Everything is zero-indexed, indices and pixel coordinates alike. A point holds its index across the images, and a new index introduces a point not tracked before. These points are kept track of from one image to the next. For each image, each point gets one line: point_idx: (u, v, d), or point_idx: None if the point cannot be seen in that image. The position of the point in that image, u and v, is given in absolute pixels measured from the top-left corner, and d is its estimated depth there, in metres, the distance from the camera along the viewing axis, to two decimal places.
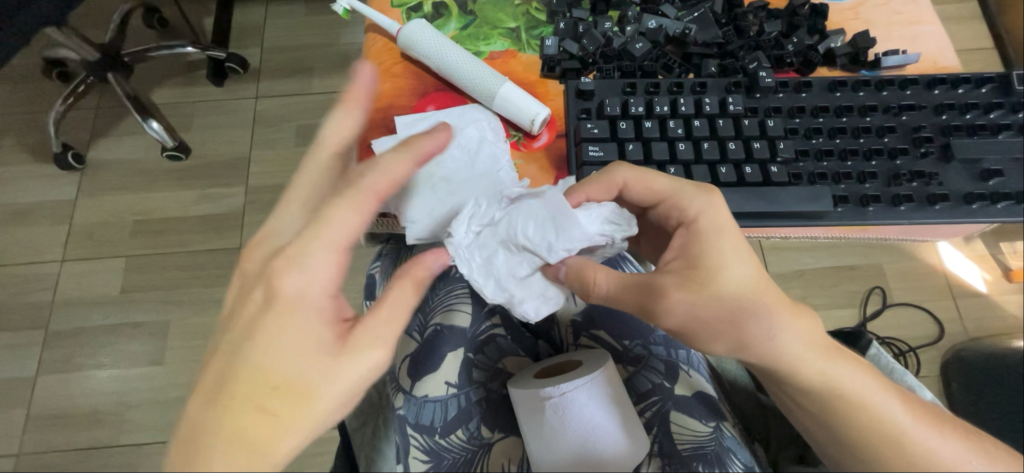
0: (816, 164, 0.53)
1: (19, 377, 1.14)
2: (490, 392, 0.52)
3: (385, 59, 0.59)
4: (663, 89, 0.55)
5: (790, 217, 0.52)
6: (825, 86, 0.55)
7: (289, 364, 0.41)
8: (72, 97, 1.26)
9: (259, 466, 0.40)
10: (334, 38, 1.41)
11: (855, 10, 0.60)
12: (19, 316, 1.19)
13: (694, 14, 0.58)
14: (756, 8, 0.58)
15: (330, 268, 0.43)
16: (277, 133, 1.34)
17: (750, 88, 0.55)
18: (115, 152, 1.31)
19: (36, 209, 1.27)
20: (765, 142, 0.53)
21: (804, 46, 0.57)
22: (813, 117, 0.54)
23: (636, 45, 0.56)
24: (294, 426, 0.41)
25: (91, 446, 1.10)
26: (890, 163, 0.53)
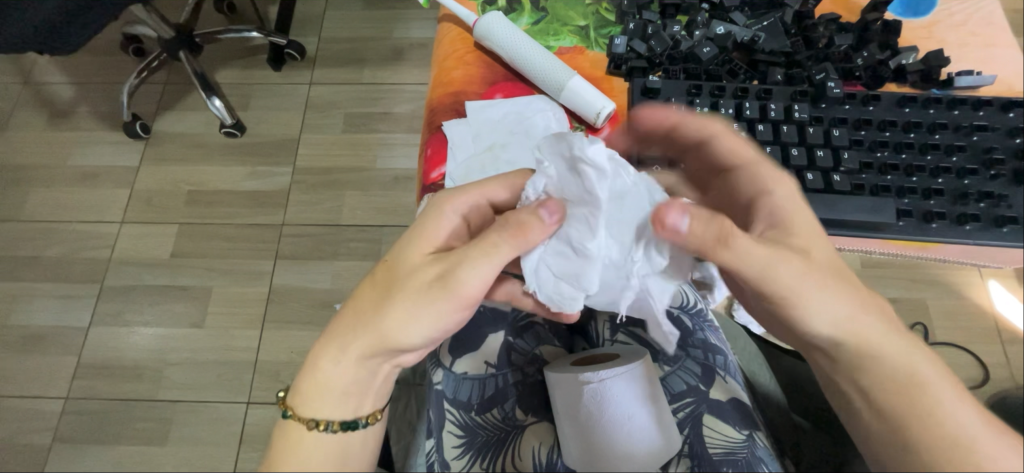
0: (879, 177, 0.52)
1: (73, 326, 1.23)
2: (527, 376, 0.54)
3: (459, 47, 0.62)
4: (728, 93, 0.55)
5: (848, 229, 0.52)
6: (894, 100, 0.55)
7: (404, 264, 0.47)
8: (145, 72, 1.35)
9: (359, 338, 0.46)
10: (387, 33, 1.47)
11: (929, 29, 0.59)
12: (79, 269, 1.27)
13: (763, 23, 0.59)
14: (827, 20, 0.58)
15: (471, 199, 0.50)
16: (326, 119, 1.40)
17: (816, 98, 0.55)
18: (178, 125, 1.40)
19: (102, 172, 1.36)
20: (828, 151, 0.53)
21: (874, 61, 0.56)
22: (880, 131, 0.54)
23: (704, 49, 0.56)
24: (384, 311, 0.46)
25: (131, 397, 1.16)
26: (957, 181, 0.52)
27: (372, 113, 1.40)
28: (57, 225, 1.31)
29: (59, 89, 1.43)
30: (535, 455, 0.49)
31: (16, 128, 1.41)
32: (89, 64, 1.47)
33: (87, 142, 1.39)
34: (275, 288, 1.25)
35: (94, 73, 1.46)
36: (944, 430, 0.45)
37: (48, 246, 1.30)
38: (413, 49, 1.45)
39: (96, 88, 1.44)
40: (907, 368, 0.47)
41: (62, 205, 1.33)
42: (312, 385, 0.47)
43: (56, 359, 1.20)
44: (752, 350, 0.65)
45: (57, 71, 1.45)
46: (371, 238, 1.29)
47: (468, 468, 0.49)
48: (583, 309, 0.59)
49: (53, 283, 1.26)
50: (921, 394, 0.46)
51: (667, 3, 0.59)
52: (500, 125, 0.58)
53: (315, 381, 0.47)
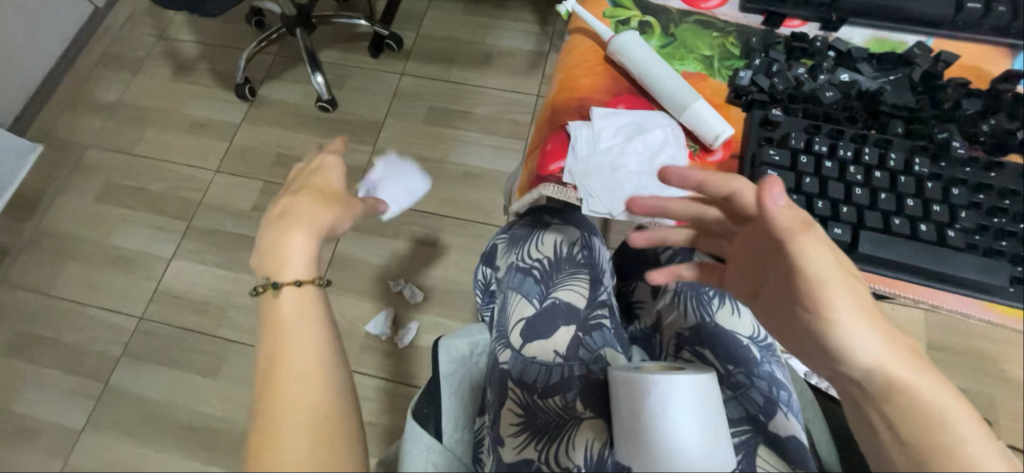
0: (994, 241, 0.52)
1: (158, 255, 1.36)
2: (590, 373, 0.57)
3: (588, 59, 0.64)
4: (847, 136, 0.56)
5: (955, 284, 0.51)
6: (1020, 171, 0.54)
7: (334, 181, 0.57)
8: (264, 42, 1.49)
9: (307, 216, 0.52)
10: (480, 38, 1.56)
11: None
12: (173, 206, 1.41)
13: (888, 77, 0.58)
14: (956, 83, 0.57)
15: (351, 141, 0.62)
16: (411, 109, 1.49)
17: (937, 155, 0.55)
18: (280, 93, 1.53)
19: (209, 124, 1.51)
20: (945, 207, 0.53)
21: (1001, 129, 0.56)
22: (999, 198, 0.53)
23: (827, 94, 0.57)
24: (326, 206, 0.54)
25: (194, 328, 1.27)
26: None
27: (453, 109, 1.48)
28: (163, 163, 1.47)
29: (187, 47, 1.62)
30: (587, 447, 0.51)
31: (145, 74, 1.59)
32: (216, 29, 1.64)
33: (200, 95, 1.55)
34: (337, 255, 1.33)
35: (218, 37, 1.63)
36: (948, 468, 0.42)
37: (151, 181, 1.45)
38: (501, 57, 1.53)
39: (217, 50, 1.61)
40: (943, 411, 0.44)
41: (169, 147, 1.49)
42: (288, 259, 0.50)
43: (138, 281, 1.33)
44: (807, 398, 0.65)
45: (188, 30, 1.64)
46: (432, 226, 1.35)
47: (523, 443, 0.52)
48: (649, 323, 0.65)
49: (150, 214, 1.41)
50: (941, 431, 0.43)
51: (795, 45, 0.60)
52: (618, 131, 0.59)
53: (295, 253, 0.51)
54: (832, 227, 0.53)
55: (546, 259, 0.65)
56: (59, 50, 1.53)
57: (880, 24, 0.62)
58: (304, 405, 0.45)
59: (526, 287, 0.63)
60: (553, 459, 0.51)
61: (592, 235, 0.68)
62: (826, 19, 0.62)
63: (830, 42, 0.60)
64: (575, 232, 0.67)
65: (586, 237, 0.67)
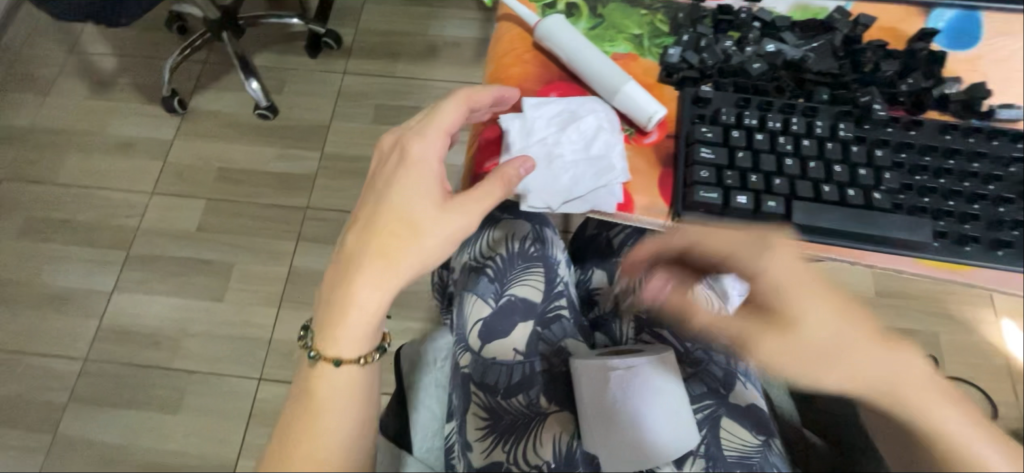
0: (917, 199, 0.54)
1: (98, 290, 1.26)
2: (552, 366, 0.58)
3: (518, 45, 0.62)
4: (775, 107, 0.56)
5: (885, 245, 0.53)
6: (938, 127, 0.55)
7: (414, 210, 0.50)
8: (188, 49, 1.39)
9: (374, 276, 0.47)
10: (423, 29, 1.50)
11: (973, 63, 0.59)
12: (108, 235, 1.31)
13: (812, 44, 0.59)
14: (875, 46, 0.58)
15: (439, 143, 0.53)
16: (358, 109, 1.43)
17: (860, 119, 0.56)
18: (213, 103, 1.44)
19: (138, 143, 1.40)
20: (870, 170, 0.54)
21: (918, 88, 0.57)
22: (921, 155, 0.55)
23: (754, 66, 0.57)
24: (408, 250, 0.48)
25: (147, 363, 1.19)
26: (992, 208, 0.53)
27: (402, 106, 1.43)
28: (91, 191, 1.35)
29: (104, 61, 1.49)
30: (555, 442, 0.53)
31: (59, 94, 1.46)
32: (134, 39, 1.52)
33: (125, 113, 1.44)
34: (295, 269, 1.27)
35: (138, 48, 1.51)
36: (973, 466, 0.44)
37: (80, 211, 1.33)
38: (447, 47, 1.49)
39: (139, 62, 1.49)
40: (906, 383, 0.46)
41: (96, 172, 1.37)
42: (347, 330, 0.47)
43: (78, 320, 1.23)
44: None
45: (102, 43, 1.50)
46: None
47: (490, 448, 0.52)
48: (610, 308, 0.64)
49: (83, 247, 1.30)
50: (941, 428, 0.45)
51: (721, 18, 0.60)
52: (551, 121, 0.58)
53: (362, 323, 0.47)
54: (766, 201, 0.53)
55: (499, 255, 0.63)
56: None
57: None
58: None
59: (479, 287, 0.61)
60: (522, 459, 0.52)
61: (543, 224, 0.65)
62: None
63: (754, 13, 0.60)
64: (526, 225, 0.64)
65: (537, 229, 0.64)
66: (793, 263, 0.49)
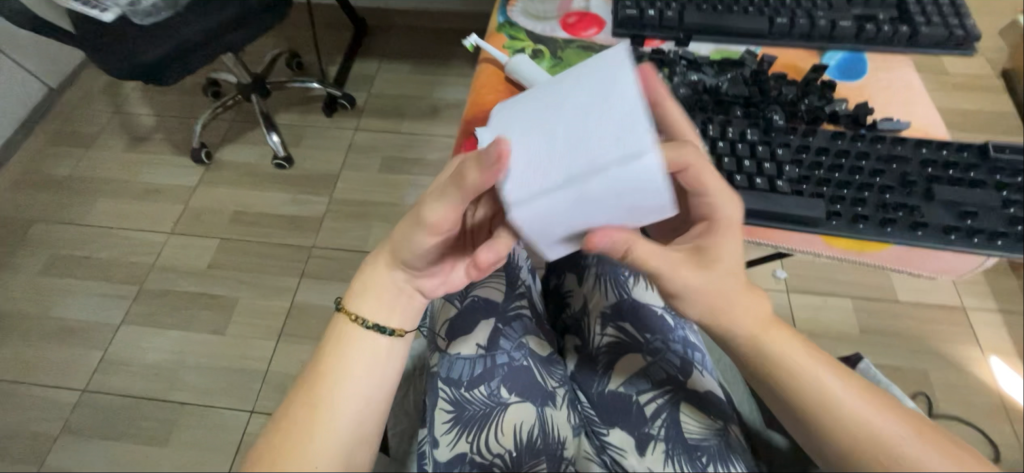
0: (816, 188, 0.56)
1: (106, 323, 1.31)
2: (514, 360, 0.61)
3: (488, 78, 0.68)
4: (695, 119, 0.60)
5: (794, 223, 0.54)
6: (829, 134, 0.58)
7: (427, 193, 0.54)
8: (220, 108, 1.57)
9: (380, 249, 0.55)
10: (428, 94, 1.70)
11: (861, 90, 0.64)
12: (124, 272, 1.39)
13: (727, 74, 0.63)
14: (778, 76, 0.62)
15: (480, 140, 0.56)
16: (366, 160, 1.57)
17: (766, 129, 0.59)
18: (236, 155, 1.59)
19: (163, 189, 1.53)
20: (774, 164, 0.57)
21: (814, 106, 0.60)
22: (817, 155, 0.57)
23: (679, 89, 0.62)
24: (401, 223, 0.53)
25: (143, 395, 1.21)
26: (879, 195, 0.55)
27: (406, 157, 1.57)
28: (115, 231, 1.46)
29: (144, 120, 1.67)
30: (517, 430, 0.57)
31: (99, 147, 1.62)
32: (174, 102, 1.72)
33: (155, 163, 1.59)
34: (296, 304, 1.33)
35: (175, 109, 1.70)
36: (856, 440, 0.45)
37: (102, 248, 1.43)
38: (448, 108, 1.67)
39: (174, 121, 1.68)
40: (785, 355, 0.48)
41: (122, 214, 1.49)
42: (367, 284, 0.54)
43: (82, 351, 1.27)
44: (726, 362, 0.68)
45: (146, 105, 1.71)
46: None
47: (455, 440, 0.56)
48: (579, 306, 0.68)
49: (97, 282, 1.38)
50: (818, 397, 0.47)
51: (653, 57, 0.64)
52: None
53: (363, 281, 0.54)
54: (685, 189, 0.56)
55: None
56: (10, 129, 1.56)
57: (721, 38, 0.68)
58: (337, 449, 0.47)
59: (448, 292, 0.68)
60: (485, 448, 0.56)
61: None
62: (678, 37, 0.68)
63: (680, 53, 0.65)
64: None
65: None
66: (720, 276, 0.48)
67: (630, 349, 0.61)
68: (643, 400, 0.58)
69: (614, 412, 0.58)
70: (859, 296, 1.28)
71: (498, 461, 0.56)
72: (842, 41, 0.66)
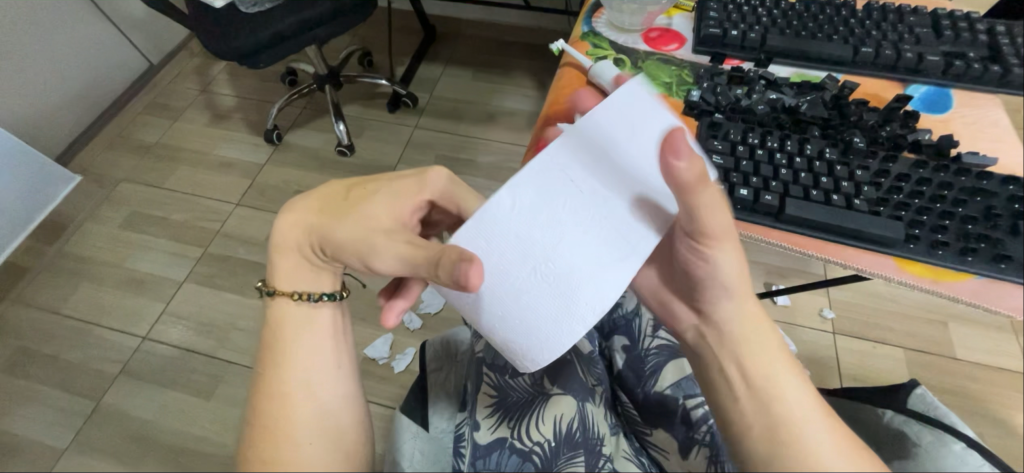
0: (894, 211, 0.56)
1: (171, 279, 1.42)
2: (559, 354, 0.66)
3: (573, 81, 0.72)
4: (775, 134, 0.62)
5: (868, 243, 0.55)
6: (911, 162, 0.58)
7: (376, 209, 0.52)
8: (296, 96, 1.69)
9: (307, 220, 0.52)
10: (486, 100, 1.77)
11: (947, 123, 0.63)
12: (192, 234, 1.51)
13: (807, 96, 0.64)
14: (859, 102, 0.63)
15: (426, 187, 0.56)
16: (421, 156, 1.65)
17: (845, 150, 0.60)
18: (303, 139, 1.71)
19: (236, 163, 1.66)
20: (852, 184, 0.57)
21: (895, 134, 0.60)
22: (897, 181, 0.57)
23: (758, 107, 0.64)
24: (341, 220, 0.51)
25: (195, 349, 1.30)
26: (959, 226, 0.54)
27: (459, 157, 1.64)
28: (188, 196, 1.59)
29: (226, 99, 1.83)
30: (557, 421, 0.58)
31: (184, 120, 1.78)
32: (254, 86, 1.87)
33: (231, 139, 1.72)
34: None
35: (254, 93, 1.85)
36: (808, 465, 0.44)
37: (175, 211, 1.56)
38: (505, 115, 1.73)
39: (253, 103, 1.82)
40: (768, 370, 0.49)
41: (196, 183, 1.62)
42: (284, 265, 0.53)
43: (147, 301, 1.38)
44: None
45: (229, 87, 1.86)
46: None
47: (497, 424, 0.59)
48: (631, 307, 0.70)
49: (168, 241, 1.50)
50: (774, 394, 0.48)
51: (733, 75, 0.66)
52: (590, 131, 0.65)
53: (292, 268, 0.53)
54: (763, 195, 0.57)
55: None
56: (114, 96, 1.73)
57: (801, 63, 0.69)
58: (311, 433, 0.47)
59: None
60: (526, 435, 0.58)
61: None
62: (758, 57, 0.70)
63: (761, 73, 0.67)
64: None
65: None
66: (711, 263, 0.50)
67: (675, 357, 0.65)
68: (689, 404, 0.60)
69: (659, 414, 0.61)
70: (913, 348, 1.22)
71: (537, 449, 0.57)
72: (929, 75, 0.66)
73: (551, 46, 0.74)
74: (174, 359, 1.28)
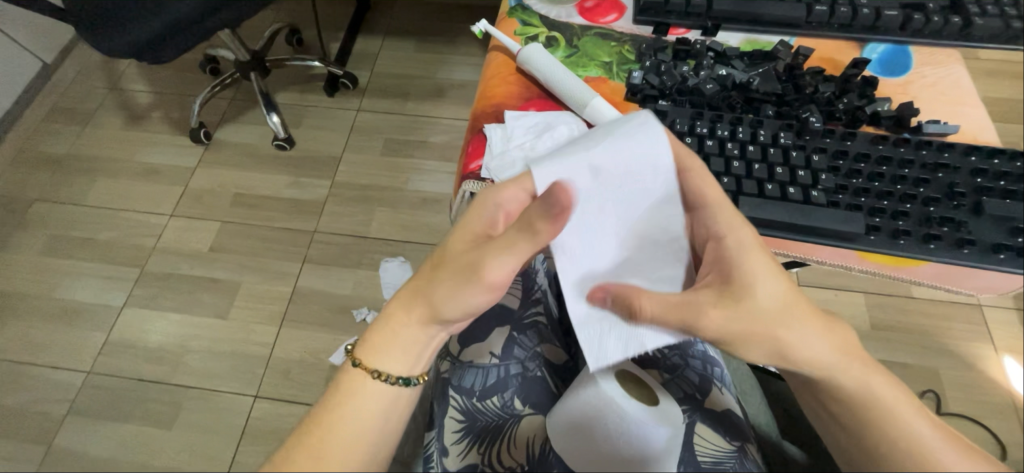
0: (853, 199, 0.54)
1: (108, 306, 1.31)
2: (526, 370, 0.62)
3: (503, 70, 0.66)
4: (726, 119, 0.58)
5: (827, 238, 0.53)
6: (868, 138, 0.57)
7: (382, 350, 0.49)
8: (219, 87, 1.52)
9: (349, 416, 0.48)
10: (433, 73, 1.64)
11: (904, 87, 0.61)
12: (124, 254, 1.38)
13: (758, 70, 0.62)
14: (814, 72, 0.61)
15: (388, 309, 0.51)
16: (369, 142, 1.53)
17: (800, 131, 0.57)
18: (236, 135, 1.55)
19: (163, 170, 1.50)
20: (809, 171, 0.55)
21: (853, 106, 0.58)
22: (855, 162, 0.55)
23: (707, 86, 0.59)
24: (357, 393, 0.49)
25: (148, 378, 1.22)
26: (922, 208, 0.53)
27: (410, 140, 1.53)
28: (114, 212, 1.44)
29: (141, 96, 1.63)
30: (529, 443, 0.57)
31: (96, 125, 1.58)
32: (171, 78, 1.67)
33: (154, 142, 1.55)
34: (298, 289, 1.32)
35: (173, 86, 1.66)
36: None
37: (102, 230, 1.41)
38: (454, 89, 1.61)
39: (172, 98, 1.63)
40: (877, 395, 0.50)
41: (121, 195, 1.46)
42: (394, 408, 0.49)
43: (85, 333, 1.27)
44: (743, 372, 0.69)
45: (143, 82, 1.66)
46: (395, 252, 1.36)
47: (465, 450, 0.57)
48: None
49: (98, 264, 1.37)
50: (883, 430, 0.49)
51: (679, 48, 0.63)
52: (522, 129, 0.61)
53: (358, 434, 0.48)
54: None
55: None
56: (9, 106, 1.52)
57: (752, 27, 0.65)
58: None
59: None
60: (497, 461, 0.56)
61: None
62: (704, 26, 0.66)
63: (708, 44, 0.63)
64: None
65: None
66: (746, 314, 0.47)
67: (648, 365, 0.62)
68: None
69: None
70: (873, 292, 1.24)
71: None
72: (888, 33, 0.63)
73: (476, 29, 0.68)
74: (126, 391, 1.20)
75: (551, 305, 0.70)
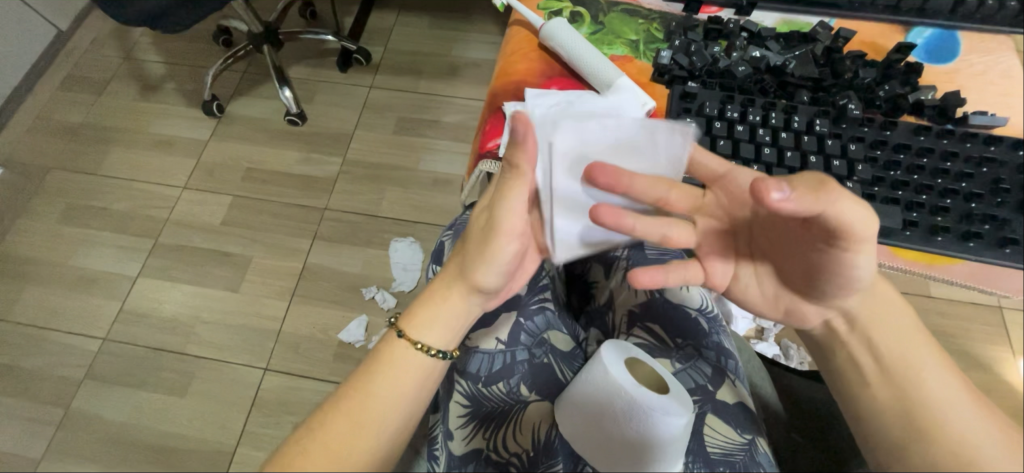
0: (890, 191, 0.52)
1: (123, 275, 1.33)
2: (534, 357, 0.62)
3: (524, 45, 0.64)
4: (758, 104, 0.57)
5: None
6: (909, 128, 0.54)
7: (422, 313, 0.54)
8: (231, 59, 1.50)
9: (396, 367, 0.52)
10: (447, 51, 1.60)
11: (951, 75, 0.58)
12: (138, 224, 1.39)
13: (795, 52, 0.59)
14: (854, 56, 0.58)
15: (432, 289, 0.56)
16: (381, 120, 1.51)
17: (837, 118, 0.55)
18: (248, 109, 1.54)
19: (176, 142, 1.50)
20: (844, 161, 0.53)
21: (894, 94, 0.56)
22: (894, 153, 0.54)
23: (739, 68, 0.57)
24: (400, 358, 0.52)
25: (162, 347, 1.24)
26: (963, 204, 0.51)
27: (422, 119, 1.51)
28: (128, 183, 1.45)
29: (154, 67, 1.62)
30: (535, 428, 0.58)
31: (110, 95, 1.58)
32: (184, 49, 1.66)
33: (167, 113, 1.55)
34: (309, 266, 1.32)
35: (186, 57, 1.65)
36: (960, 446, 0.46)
37: (116, 200, 1.43)
38: (468, 68, 1.58)
39: (186, 70, 1.62)
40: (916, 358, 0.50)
41: (135, 166, 1.47)
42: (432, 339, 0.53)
43: (101, 301, 1.30)
44: (755, 364, 0.70)
45: (156, 52, 1.64)
46: (405, 232, 1.36)
47: (470, 435, 0.57)
48: (603, 301, 0.71)
49: (113, 233, 1.38)
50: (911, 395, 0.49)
51: (711, 27, 0.60)
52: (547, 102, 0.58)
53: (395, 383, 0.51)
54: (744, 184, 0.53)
55: None
56: (25, 73, 1.52)
57: (790, 7, 0.62)
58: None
59: None
60: (503, 446, 0.57)
61: None
62: (739, 4, 0.62)
63: (742, 24, 0.60)
64: None
65: None
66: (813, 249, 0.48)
67: (659, 354, 0.62)
68: None
69: None
70: None
71: (514, 460, 0.57)
72: (934, 16, 0.60)
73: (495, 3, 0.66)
74: (142, 358, 1.23)
75: (559, 290, 0.71)
